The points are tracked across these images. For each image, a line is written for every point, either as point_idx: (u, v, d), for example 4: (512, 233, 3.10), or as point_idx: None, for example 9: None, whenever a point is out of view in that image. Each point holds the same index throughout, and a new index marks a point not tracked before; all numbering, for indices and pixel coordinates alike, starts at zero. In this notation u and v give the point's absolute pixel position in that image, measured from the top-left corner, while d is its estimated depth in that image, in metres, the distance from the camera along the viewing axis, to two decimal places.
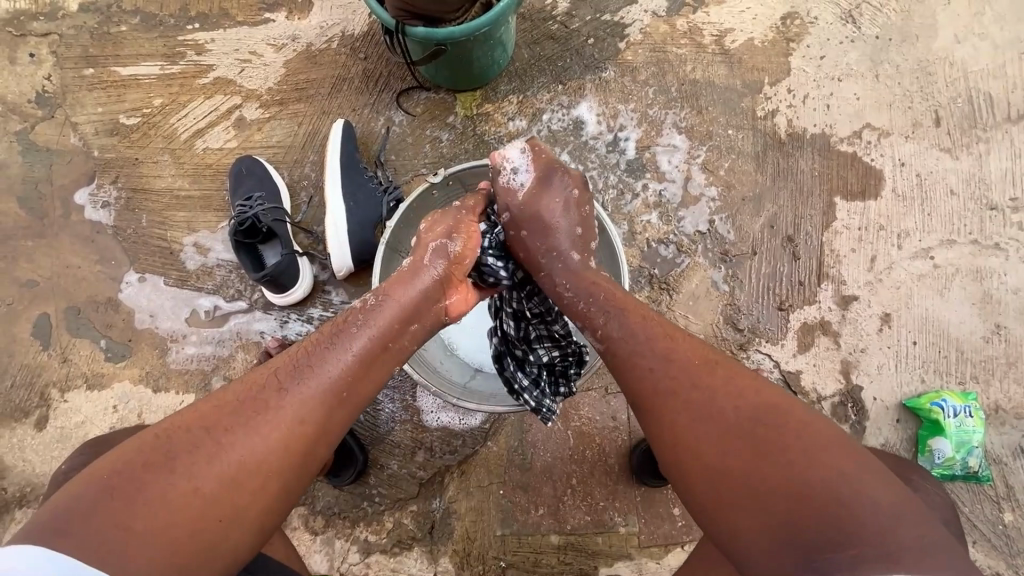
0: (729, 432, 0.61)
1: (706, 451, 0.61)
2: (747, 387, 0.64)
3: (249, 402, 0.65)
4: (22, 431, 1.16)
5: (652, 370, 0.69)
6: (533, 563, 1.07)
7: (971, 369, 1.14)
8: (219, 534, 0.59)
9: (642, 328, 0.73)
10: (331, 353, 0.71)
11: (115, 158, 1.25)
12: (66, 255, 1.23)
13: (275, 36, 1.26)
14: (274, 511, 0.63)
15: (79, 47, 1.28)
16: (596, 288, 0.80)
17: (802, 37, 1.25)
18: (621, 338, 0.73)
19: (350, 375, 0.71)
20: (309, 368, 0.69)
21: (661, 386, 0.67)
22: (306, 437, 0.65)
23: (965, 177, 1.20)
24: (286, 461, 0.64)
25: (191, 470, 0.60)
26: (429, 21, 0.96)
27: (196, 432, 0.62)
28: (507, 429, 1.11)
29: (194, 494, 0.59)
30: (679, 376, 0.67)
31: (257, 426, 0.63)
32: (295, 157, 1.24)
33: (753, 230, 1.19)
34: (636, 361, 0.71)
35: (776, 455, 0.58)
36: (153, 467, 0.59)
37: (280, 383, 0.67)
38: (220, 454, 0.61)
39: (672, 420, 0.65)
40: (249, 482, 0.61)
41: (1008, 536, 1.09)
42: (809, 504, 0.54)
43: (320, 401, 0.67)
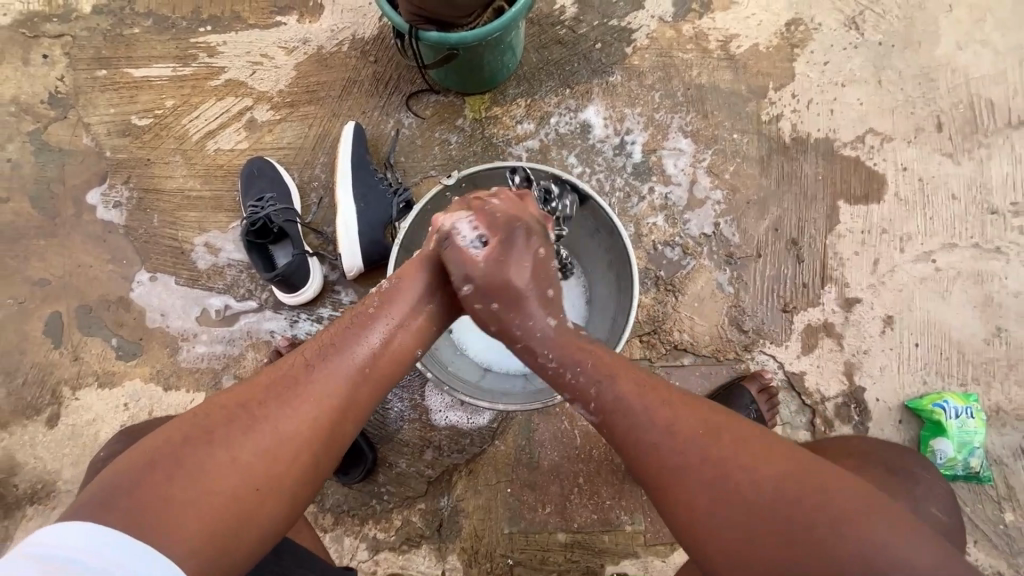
0: (751, 503, 0.60)
1: (730, 522, 0.60)
2: (757, 453, 0.63)
3: (278, 385, 0.67)
4: (33, 428, 1.18)
5: (654, 445, 0.66)
6: (540, 561, 1.08)
7: (973, 370, 1.16)
8: (253, 507, 0.60)
9: (637, 398, 0.70)
10: (357, 334, 0.73)
11: (127, 158, 1.27)
12: (78, 254, 1.24)
13: (286, 39, 1.27)
14: (306, 488, 0.64)
15: (92, 48, 1.29)
16: (583, 356, 0.76)
17: (806, 43, 1.27)
18: (620, 412, 0.70)
19: (376, 355, 0.72)
20: (335, 348, 0.71)
21: (666, 459, 0.65)
22: (334, 414, 0.67)
23: (967, 182, 1.22)
24: (317, 436, 0.65)
25: (228, 443, 0.61)
26: (442, 25, 0.97)
27: (230, 409, 0.64)
28: (514, 428, 1.12)
29: (230, 469, 0.60)
30: (686, 448, 0.65)
31: (289, 400, 0.65)
32: (306, 159, 1.25)
33: (758, 233, 1.21)
34: (638, 437, 0.68)
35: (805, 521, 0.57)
36: (190, 442, 0.61)
37: (308, 364, 0.69)
38: (254, 428, 0.63)
39: (683, 493, 0.63)
40: (283, 456, 0.62)
41: (1009, 536, 1.10)
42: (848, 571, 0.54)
43: (348, 376, 0.69)
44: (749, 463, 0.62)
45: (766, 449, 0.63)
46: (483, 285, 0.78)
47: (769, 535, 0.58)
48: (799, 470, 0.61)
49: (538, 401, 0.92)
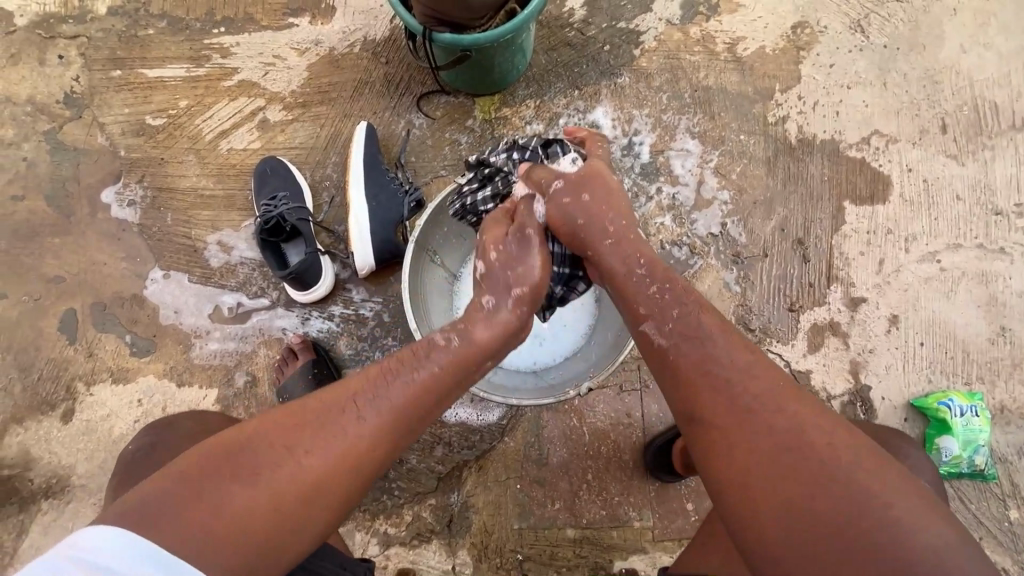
0: (793, 453, 0.59)
1: (761, 460, 0.60)
2: (828, 422, 0.61)
3: (324, 415, 0.66)
4: (48, 423, 1.19)
5: (726, 376, 0.66)
6: (549, 556, 1.09)
7: (977, 369, 1.17)
8: (286, 538, 0.60)
9: (720, 333, 0.71)
10: (404, 370, 0.72)
11: (141, 157, 1.28)
12: (93, 251, 1.26)
13: (298, 40, 1.29)
14: (338, 518, 0.65)
15: (107, 49, 1.31)
16: (675, 281, 0.78)
17: (812, 46, 1.28)
18: (687, 341, 0.71)
19: (422, 393, 0.72)
20: (383, 389, 0.70)
21: (735, 391, 0.65)
22: (376, 452, 0.67)
23: (971, 184, 1.23)
24: (354, 476, 0.65)
25: (268, 472, 0.61)
26: (455, 27, 0.99)
27: (273, 435, 0.64)
28: (524, 425, 1.13)
29: (268, 500, 0.60)
30: (757, 392, 0.64)
31: (331, 436, 0.65)
32: (317, 159, 1.27)
33: (764, 233, 1.22)
34: (708, 366, 0.68)
35: (844, 488, 0.55)
36: (231, 467, 0.61)
37: (355, 401, 0.68)
38: (295, 461, 0.62)
39: (740, 426, 0.62)
40: (323, 486, 0.62)
41: (1014, 533, 1.11)
42: (867, 543, 0.52)
43: (389, 421, 0.68)
44: (816, 426, 0.60)
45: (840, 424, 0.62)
46: (574, 179, 0.89)
47: (799, 490, 0.56)
48: (867, 455, 0.58)
49: (550, 397, 0.93)
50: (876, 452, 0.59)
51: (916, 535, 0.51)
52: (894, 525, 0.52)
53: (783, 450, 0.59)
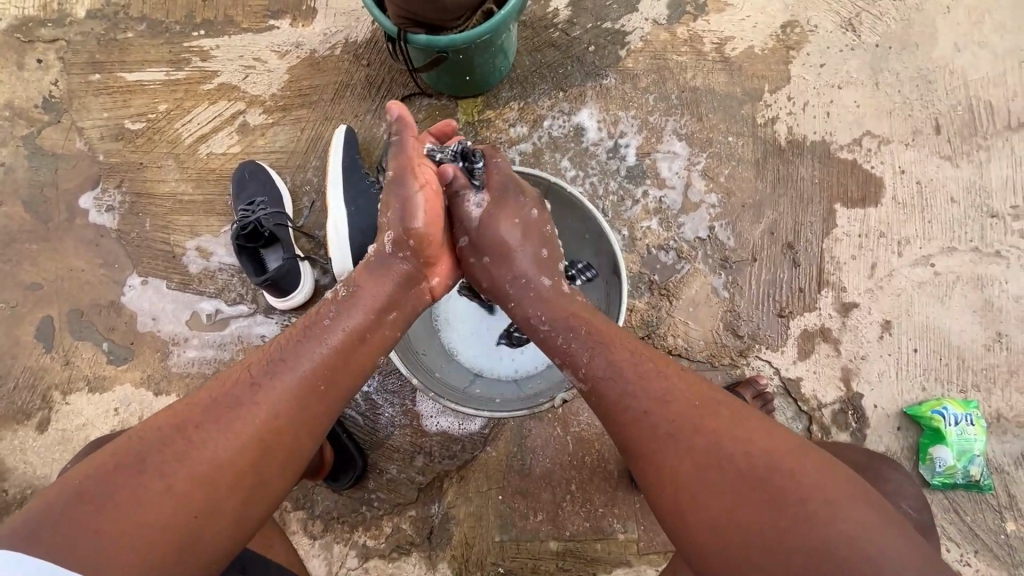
0: (715, 472, 0.61)
1: (692, 487, 0.62)
2: (743, 428, 0.64)
3: (221, 401, 0.66)
4: (24, 433, 1.17)
5: (643, 411, 0.68)
6: (532, 569, 1.07)
7: (973, 376, 1.14)
8: (196, 532, 0.59)
9: (631, 366, 0.73)
10: (307, 346, 0.73)
11: (120, 162, 1.26)
12: (70, 258, 1.24)
13: (279, 43, 1.27)
14: (253, 506, 0.64)
15: (86, 53, 1.29)
16: (577, 323, 0.79)
17: (802, 45, 1.26)
18: (604, 380, 0.73)
19: (326, 365, 0.72)
20: (280, 362, 0.71)
21: (658, 430, 0.66)
22: (282, 431, 0.67)
23: (966, 186, 1.20)
24: (263, 455, 0.65)
25: (161, 467, 0.60)
26: (431, 29, 0.97)
27: (166, 430, 0.63)
28: (506, 434, 1.11)
29: (166, 494, 0.59)
30: (674, 416, 0.67)
31: (230, 422, 0.65)
32: (298, 163, 1.25)
33: (754, 237, 1.20)
34: (630, 403, 0.70)
35: (769, 495, 0.58)
36: (122, 468, 0.60)
37: (250, 380, 0.68)
38: (192, 451, 0.62)
39: (670, 461, 0.64)
40: (226, 474, 0.62)
41: (1011, 546, 1.08)
42: (796, 545, 0.55)
43: (295, 394, 0.69)
44: (734, 437, 0.63)
45: (760, 431, 0.64)
46: (481, 240, 0.92)
47: (727, 503, 0.59)
48: (787, 453, 0.62)
49: (525, 408, 0.91)
50: (798, 445, 0.63)
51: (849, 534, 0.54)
52: (817, 521, 0.55)
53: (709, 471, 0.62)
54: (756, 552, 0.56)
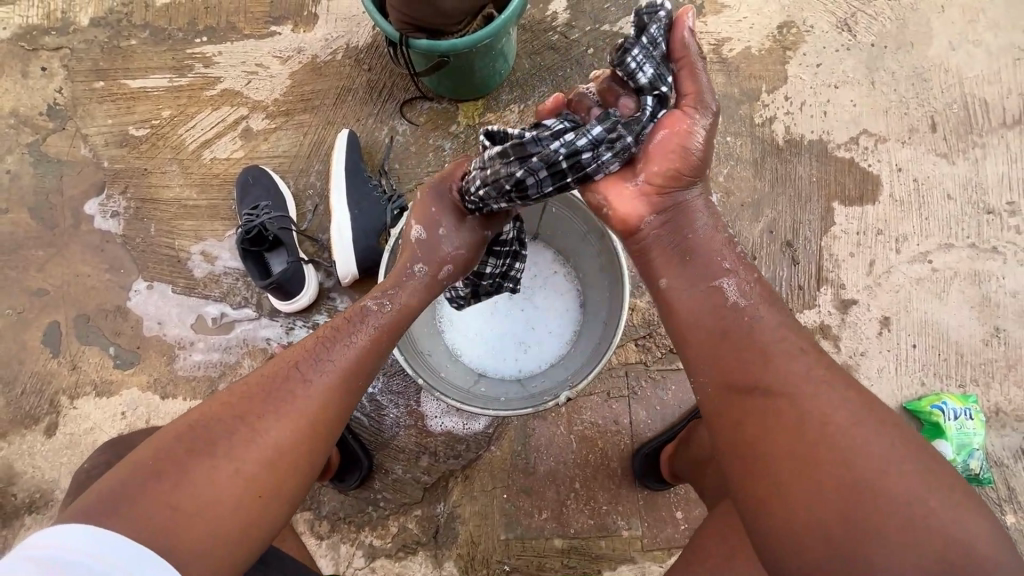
0: (845, 434, 0.55)
1: (809, 435, 0.56)
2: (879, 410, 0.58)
3: (277, 392, 0.67)
4: (32, 437, 1.18)
5: (786, 354, 0.62)
6: (537, 567, 1.08)
7: (971, 371, 1.15)
8: (257, 516, 0.62)
9: (771, 313, 0.66)
10: (354, 340, 0.75)
11: (125, 168, 1.28)
12: (76, 264, 1.25)
13: (281, 49, 1.28)
14: (303, 491, 0.67)
15: (90, 61, 1.31)
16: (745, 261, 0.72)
17: (798, 45, 1.27)
18: (762, 309, 0.66)
19: (370, 360, 0.75)
20: (327, 359, 0.72)
21: (793, 376, 0.60)
22: (332, 423, 0.69)
23: (962, 182, 1.21)
24: (315, 443, 0.67)
25: (226, 453, 0.62)
26: (432, 33, 0.99)
27: (227, 419, 0.64)
28: (511, 433, 1.12)
29: (232, 479, 0.61)
30: (811, 369, 0.61)
31: (286, 413, 0.66)
32: (300, 167, 1.26)
33: (753, 235, 1.21)
34: (770, 339, 0.63)
35: (897, 475, 0.52)
36: (189, 452, 0.61)
37: (303, 373, 0.69)
38: (253, 439, 0.63)
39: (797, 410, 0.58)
40: (285, 462, 0.64)
41: (1010, 538, 1.09)
42: (913, 534, 0.50)
43: (342, 388, 0.71)
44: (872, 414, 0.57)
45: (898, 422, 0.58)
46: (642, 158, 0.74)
47: (852, 467, 0.53)
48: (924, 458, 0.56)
49: (530, 405, 0.91)
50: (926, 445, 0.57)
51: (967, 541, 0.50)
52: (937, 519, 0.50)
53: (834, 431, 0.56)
54: (866, 526, 0.50)
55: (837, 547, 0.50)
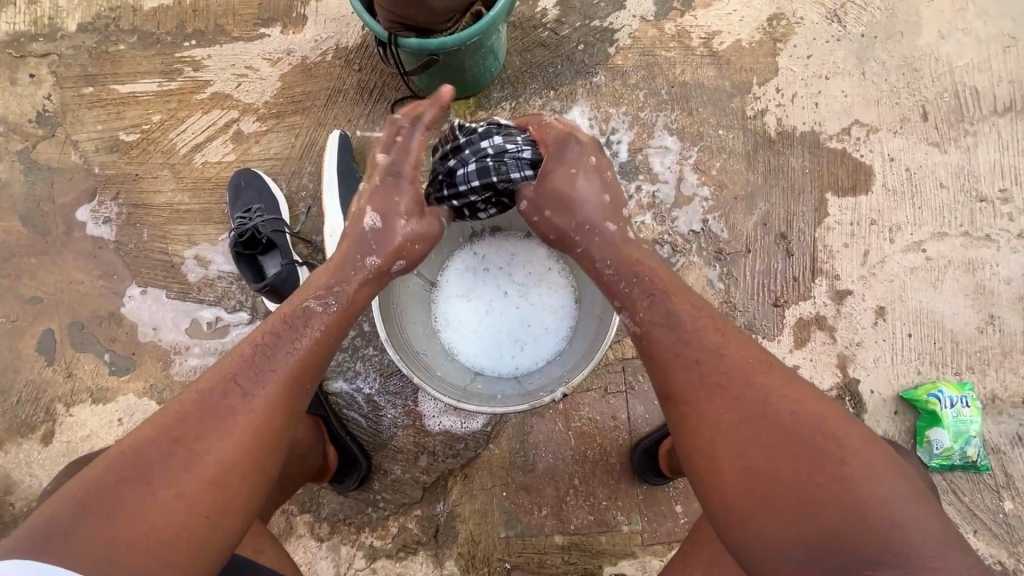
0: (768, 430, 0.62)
1: (729, 434, 0.64)
2: (795, 389, 0.66)
3: (216, 408, 0.66)
4: (29, 446, 1.18)
5: (699, 360, 0.69)
6: (538, 564, 1.08)
7: (967, 359, 1.15)
8: (208, 536, 0.61)
9: (690, 318, 0.73)
10: (291, 347, 0.73)
11: (116, 174, 1.27)
12: (69, 271, 1.24)
13: (270, 51, 1.28)
14: (259, 502, 0.67)
15: (79, 66, 1.30)
16: (641, 271, 0.80)
17: (789, 37, 1.27)
18: (659, 326, 0.73)
19: (314, 368, 0.73)
20: (267, 367, 0.70)
21: (708, 379, 0.68)
22: (278, 433, 0.69)
23: (954, 171, 1.21)
24: (262, 455, 0.67)
25: (165, 477, 0.61)
26: (421, 32, 0.98)
27: (162, 442, 0.63)
28: (508, 431, 1.12)
29: (174, 502, 0.61)
30: (725, 369, 0.68)
31: (226, 429, 0.65)
32: (293, 169, 1.25)
33: (746, 228, 1.21)
34: (681, 350, 0.71)
35: (808, 461, 0.60)
36: (124, 481, 0.61)
37: (241, 386, 0.68)
38: (192, 460, 0.63)
39: (718, 413, 0.65)
40: (230, 479, 0.64)
41: (1009, 525, 1.10)
42: (830, 514, 0.56)
43: (282, 391, 0.70)
44: (791, 400, 0.64)
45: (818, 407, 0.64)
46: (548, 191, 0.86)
47: (767, 458, 0.61)
48: (855, 440, 0.61)
49: (526, 402, 0.92)
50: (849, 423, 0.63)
51: (890, 513, 0.55)
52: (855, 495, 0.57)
53: (759, 430, 0.63)
54: (791, 512, 0.58)
55: (768, 536, 0.58)
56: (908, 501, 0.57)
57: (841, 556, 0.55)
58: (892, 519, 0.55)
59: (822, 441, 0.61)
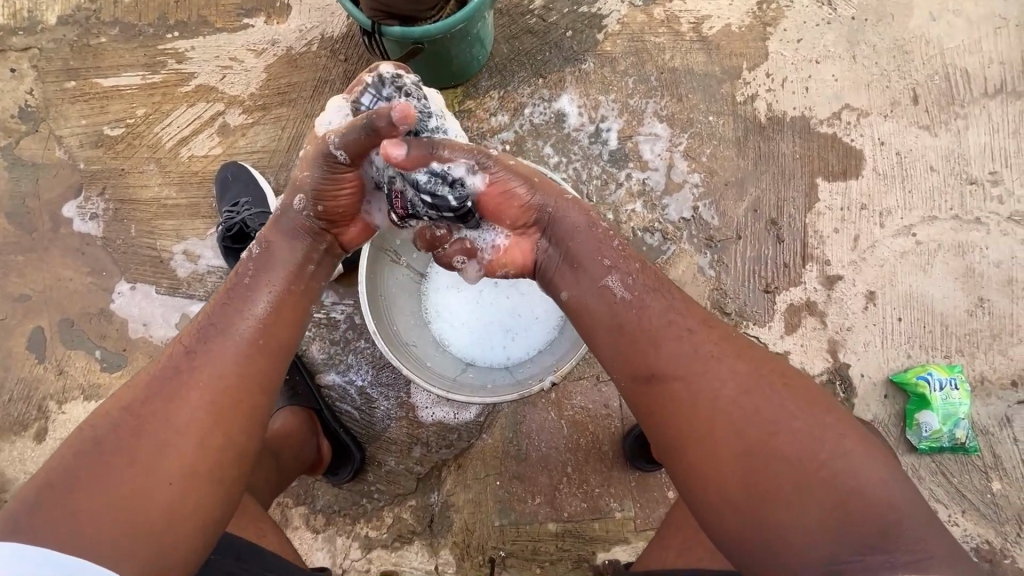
0: (759, 404, 0.62)
1: (722, 407, 0.62)
2: (783, 368, 0.67)
3: (171, 377, 0.66)
4: (22, 444, 1.18)
5: (690, 332, 0.69)
6: (532, 551, 1.09)
7: (956, 342, 1.16)
8: (177, 499, 0.59)
9: (673, 294, 0.74)
10: (233, 310, 0.73)
11: (102, 169, 1.26)
12: (57, 268, 1.24)
13: (254, 41, 1.26)
14: (234, 466, 0.64)
15: (60, 60, 1.28)
16: (626, 248, 0.80)
17: (778, 21, 1.26)
18: (648, 295, 0.73)
19: (264, 323, 0.73)
20: (213, 327, 0.71)
21: (700, 352, 0.67)
22: (236, 391, 0.67)
23: (944, 154, 1.21)
24: (221, 416, 0.65)
25: (120, 449, 0.60)
26: (404, 20, 0.97)
27: (115, 414, 0.63)
28: (502, 421, 1.12)
29: (135, 470, 0.59)
30: (714, 343, 0.68)
31: (177, 393, 0.65)
32: (281, 161, 1.24)
33: (737, 215, 1.21)
34: (671, 321, 0.71)
35: (801, 438, 0.59)
36: (82, 456, 0.60)
37: (189, 351, 0.69)
38: (146, 427, 0.62)
39: (709, 386, 0.64)
40: (191, 442, 0.62)
41: (997, 504, 1.11)
42: (826, 492, 0.56)
43: (235, 351, 0.70)
44: (777, 375, 0.65)
45: (803, 387, 0.64)
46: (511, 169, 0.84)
47: (760, 431, 0.60)
48: (835, 412, 0.62)
49: (515, 392, 0.92)
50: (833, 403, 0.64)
51: (885, 495, 0.55)
52: (849, 472, 0.56)
53: (751, 403, 0.62)
54: (785, 490, 0.57)
55: (761, 514, 0.57)
56: (898, 483, 0.57)
57: (835, 542, 0.54)
58: (886, 499, 0.55)
59: (819, 422, 0.60)
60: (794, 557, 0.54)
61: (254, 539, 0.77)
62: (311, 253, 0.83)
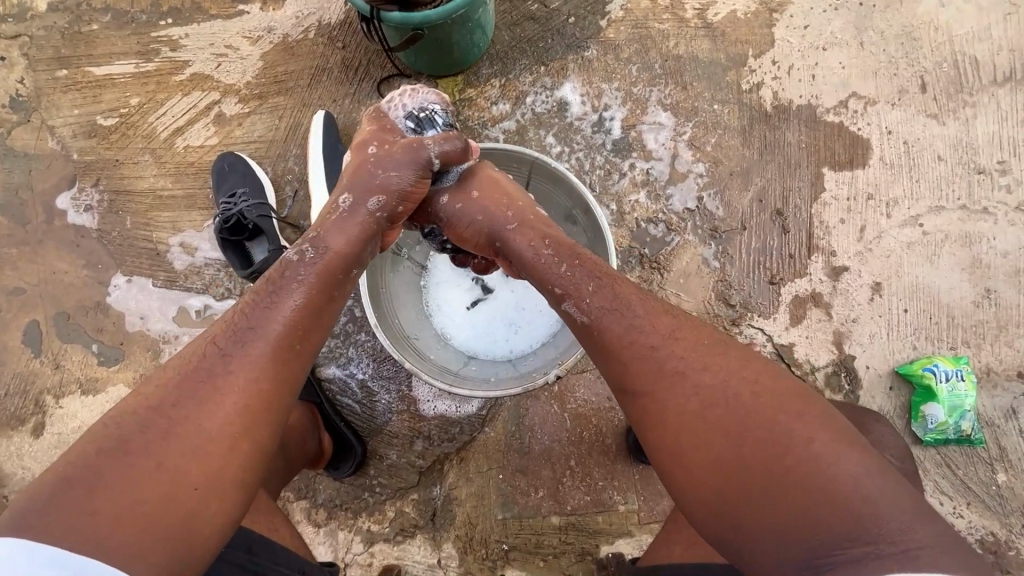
0: (728, 416, 0.61)
1: (696, 420, 0.62)
2: (755, 371, 0.64)
3: (202, 378, 0.64)
4: (20, 439, 1.16)
5: (654, 349, 0.67)
6: (536, 544, 1.08)
7: (963, 334, 1.15)
8: (197, 504, 0.58)
9: (637, 302, 0.71)
10: (271, 311, 0.71)
11: (96, 160, 1.23)
12: (51, 260, 1.22)
13: (250, 28, 1.23)
14: (253, 474, 0.63)
15: (51, 48, 1.25)
16: (584, 255, 0.77)
17: (785, 7, 1.23)
18: (606, 313, 0.71)
19: (299, 325, 0.71)
20: (249, 330, 0.69)
21: (665, 366, 0.65)
22: (266, 397, 0.65)
23: (952, 142, 1.19)
24: (250, 423, 0.63)
25: (147, 450, 0.59)
26: (404, 6, 0.95)
27: (140, 413, 0.61)
28: (504, 414, 1.11)
29: (159, 473, 0.58)
30: (682, 355, 0.66)
31: (208, 396, 0.63)
32: (278, 152, 1.22)
33: (742, 205, 1.19)
34: (636, 336, 0.68)
35: (772, 446, 0.58)
36: (106, 454, 0.58)
37: (223, 351, 0.67)
38: (175, 428, 0.61)
39: (678, 401, 0.63)
40: (220, 447, 0.61)
41: (1002, 496, 1.10)
42: (807, 494, 0.55)
43: (270, 353, 0.68)
44: (746, 380, 0.63)
45: (776, 387, 0.62)
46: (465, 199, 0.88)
47: (735, 440, 0.59)
48: (811, 410, 0.60)
49: (520, 386, 0.90)
50: (810, 400, 0.62)
51: (866, 490, 0.54)
52: (828, 471, 0.55)
53: (719, 416, 0.61)
54: (761, 498, 0.56)
55: (746, 522, 0.56)
56: (876, 477, 0.55)
57: (818, 544, 0.53)
58: (865, 494, 0.54)
59: (786, 428, 0.58)
60: (780, 561, 0.54)
61: (264, 532, 0.76)
62: (359, 256, 0.80)
